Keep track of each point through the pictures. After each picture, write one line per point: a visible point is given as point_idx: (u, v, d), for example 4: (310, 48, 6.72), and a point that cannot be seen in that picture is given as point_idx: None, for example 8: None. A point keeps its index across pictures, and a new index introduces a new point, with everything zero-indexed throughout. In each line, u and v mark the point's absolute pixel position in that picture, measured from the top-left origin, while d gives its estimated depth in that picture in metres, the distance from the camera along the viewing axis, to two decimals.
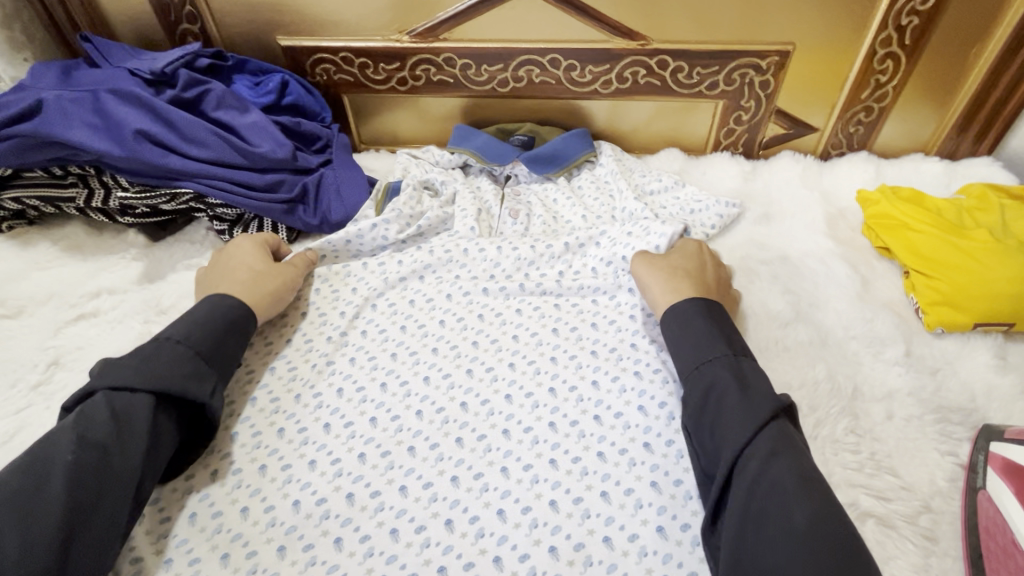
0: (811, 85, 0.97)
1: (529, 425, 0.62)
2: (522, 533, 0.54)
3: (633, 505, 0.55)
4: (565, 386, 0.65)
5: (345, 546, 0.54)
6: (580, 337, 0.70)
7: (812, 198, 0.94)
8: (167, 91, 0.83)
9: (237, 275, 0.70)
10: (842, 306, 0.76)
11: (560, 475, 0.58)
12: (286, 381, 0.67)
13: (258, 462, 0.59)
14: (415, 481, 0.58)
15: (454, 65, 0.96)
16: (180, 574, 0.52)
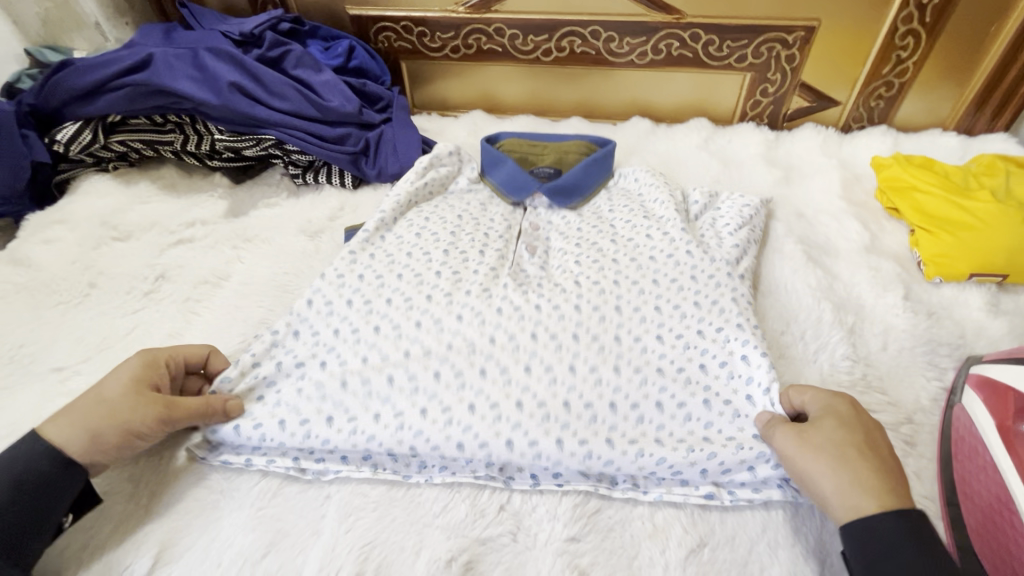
0: (834, 60, 1.04)
1: (555, 333, 0.68)
2: (535, 423, 0.61)
3: (637, 381, 0.65)
4: (589, 306, 0.71)
5: (381, 419, 0.62)
6: (602, 266, 0.76)
7: (831, 164, 1.01)
8: (255, 50, 0.95)
9: (92, 411, 0.55)
10: (850, 257, 0.84)
11: (576, 380, 0.64)
12: (336, 287, 0.72)
13: (318, 357, 0.67)
14: (448, 368, 0.65)
15: (503, 35, 1.06)
16: (248, 432, 0.61)
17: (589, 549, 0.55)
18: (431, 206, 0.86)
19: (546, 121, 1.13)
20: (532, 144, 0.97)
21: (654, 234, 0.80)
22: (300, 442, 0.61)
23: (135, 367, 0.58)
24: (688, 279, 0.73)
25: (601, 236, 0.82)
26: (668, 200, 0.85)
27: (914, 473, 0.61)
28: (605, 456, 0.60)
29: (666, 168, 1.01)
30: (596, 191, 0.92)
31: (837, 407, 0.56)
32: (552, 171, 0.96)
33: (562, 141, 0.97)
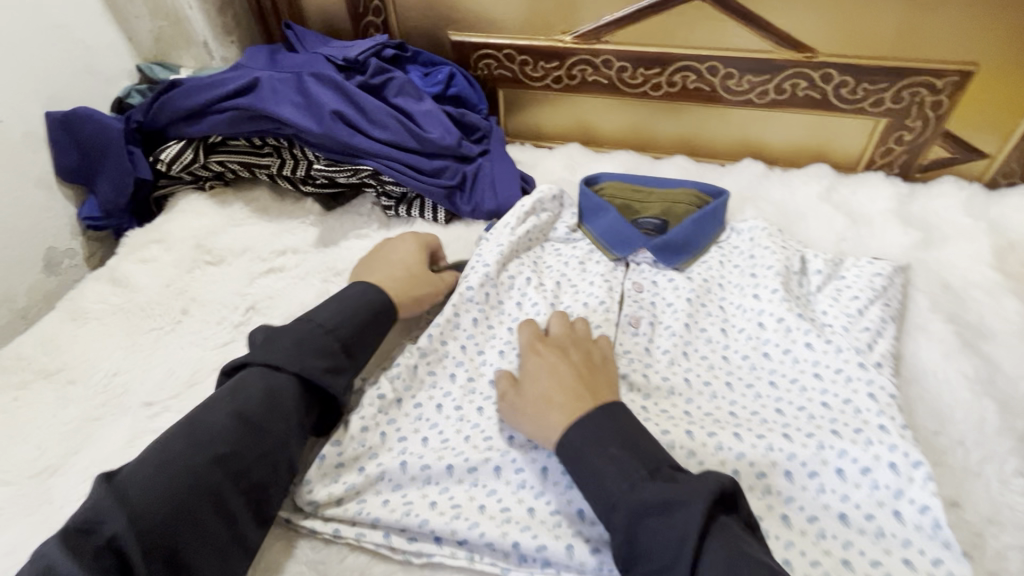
0: (989, 109, 0.91)
1: (666, 431, 0.62)
2: None
3: (760, 493, 0.57)
4: (699, 410, 0.65)
5: (486, 510, 0.58)
6: (713, 362, 0.71)
7: (978, 227, 0.89)
8: (358, 77, 0.92)
9: (396, 270, 0.74)
10: (1013, 344, 0.72)
11: None
12: (440, 355, 0.71)
13: (421, 433, 0.65)
14: (556, 464, 0.60)
15: (611, 67, 1.00)
16: (348, 508, 0.59)
17: None
18: (532, 262, 0.82)
19: (647, 158, 1.06)
20: (635, 190, 0.90)
21: (765, 321, 0.73)
22: (398, 520, 0.57)
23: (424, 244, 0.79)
24: (815, 379, 0.66)
25: (713, 315, 0.77)
26: (787, 268, 0.78)
27: None
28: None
29: (783, 221, 0.92)
30: (706, 249, 0.85)
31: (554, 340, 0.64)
32: (659, 222, 0.89)
33: (671, 188, 0.89)
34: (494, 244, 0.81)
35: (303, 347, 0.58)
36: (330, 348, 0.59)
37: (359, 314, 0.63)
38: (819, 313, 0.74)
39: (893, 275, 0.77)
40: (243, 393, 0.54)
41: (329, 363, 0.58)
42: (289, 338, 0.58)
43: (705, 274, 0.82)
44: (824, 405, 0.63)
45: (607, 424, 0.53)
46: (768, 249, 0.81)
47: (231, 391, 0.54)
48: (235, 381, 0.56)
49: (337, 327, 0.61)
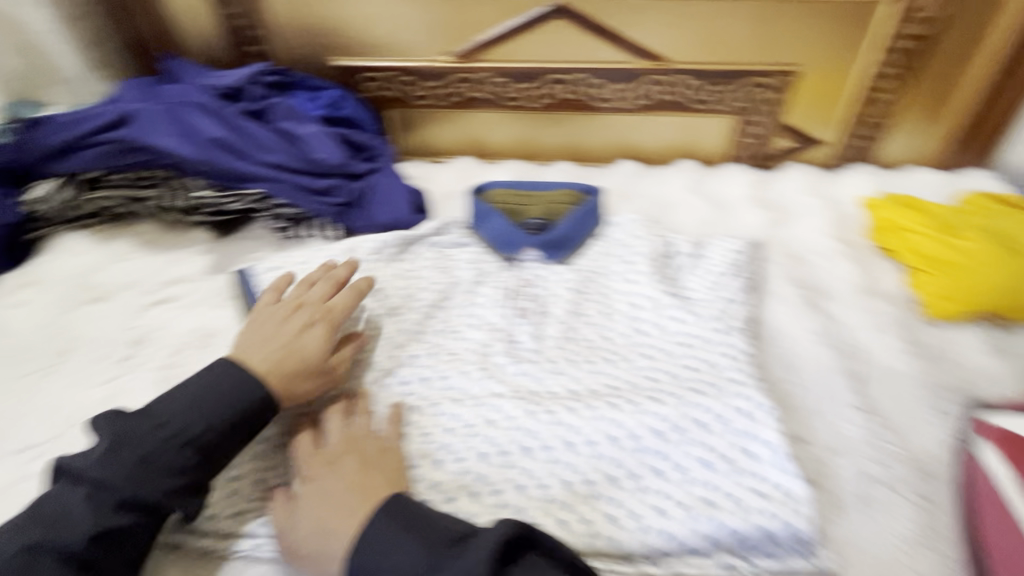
0: (816, 101, 1.05)
1: (553, 410, 0.67)
2: (535, 505, 0.60)
3: (637, 452, 0.63)
4: (585, 388, 0.71)
5: None
6: (597, 343, 0.77)
7: (819, 203, 1.01)
8: (239, 105, 0.94)
9: (271, 342, 0.64)
10: (847, 299, 0.83)
11: (577, 459, 0.63)
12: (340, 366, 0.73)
13: None
14: (450, 455, 0.65)
15: (489, 83, 1.06)
16: (248, 520, 0.60)
17: None
18: (425, 272, 0.88)
19: (535, 165, 1.13)
20: (518, 195, 0.96)
21: (641, 303, 0.81)
22: None
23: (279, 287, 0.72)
24: (685, 349, 0.73)
25: (597, 299, 0.83)
26: (656, 254, 0.87)
27: (935, 531, 0.58)
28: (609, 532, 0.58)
29: (656, 212, 1.00)
30: (586, 243, 0.92)
31: (339, 445, 0.60)
32: (541, 222, 0.95)
33: (551, 190, 0.97)
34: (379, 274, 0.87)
35: (154, 462, 0.53)
36: (179, 464, 0.53)
37: (227, 409, 0.57)
38: (687, 289, 0.82)
39: (746, 250, 0.87)
40: (59, 511, 0.50)
41: (173, 479, 0.53)
42: (174, 407, 0.56)
43: (587, 265, 0.88)
44: (692, 369, 0.70)
45: (393, 523, 0.48)
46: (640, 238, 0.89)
47: (51, 507, 0.50)
48: (59, 493, 0.51)
49: (186, 433, 0.55)
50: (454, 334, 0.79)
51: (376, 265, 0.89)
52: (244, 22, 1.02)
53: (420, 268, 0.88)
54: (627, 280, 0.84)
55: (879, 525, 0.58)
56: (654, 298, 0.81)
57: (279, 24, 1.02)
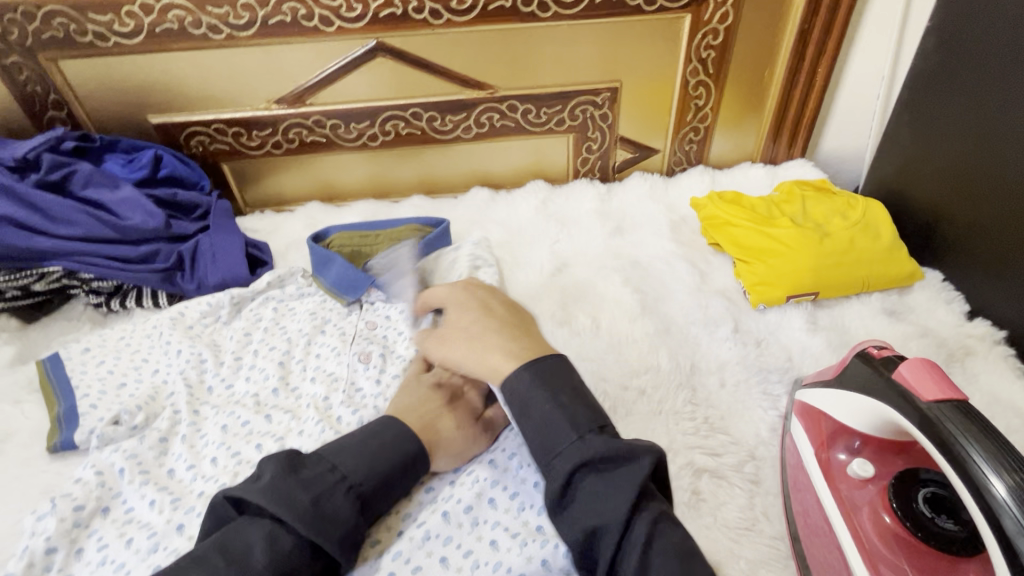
0: (645, 113, 1.11)
1: None
2: (368, 565, 0.57)
3: (471, 483, 0.62)
4: None
5: None
6: None
7: (658, 209, 1.06)
8: (32, 176, 0.85)
9: (447, 401, 0.67)
10: (682, 298, 0.87)
11: (411, 505, 0.61)
12: (157, 455, 0.67)
13: (127, 535, 0.59)
14: None
15: (324, 126, 1.04)
16: None
17: None
18: (260, 331, 0.83)
19: (387, 203, 1.11)
20: (361, 237, 0.94)
21: None
22: None
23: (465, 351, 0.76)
24: None
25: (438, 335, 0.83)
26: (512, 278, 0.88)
27: (761, 513, 0.60)
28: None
29: (506, 237, 1.01)
30: (433, 277, 0.90)
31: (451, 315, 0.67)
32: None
33: (394, 228, 0.95)
34: (210, 340, 0.82)
35: (326, 505, 0.52)
36: (347, 510, 0.53)
37: (388, 462, 0.58)
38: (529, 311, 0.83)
39: None
40: (242, 549, 0.49)
41: (342, 529, 0.52)
42: (379, 446, 0.58)
43: None
44: None
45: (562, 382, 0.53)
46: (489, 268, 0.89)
47: (226, 546, 0.49)
48: (234, 530, 0.51)
49: (359, 484, 0.55)
50: (290, 391, 0.75)
51: (207, 328, 0.83)
52: (37, 87, 0.94)
53: (256, 328, 0.84)
54: None
55: (710, 519, 0.59)
56: None
57: (80, 86, 0.95)
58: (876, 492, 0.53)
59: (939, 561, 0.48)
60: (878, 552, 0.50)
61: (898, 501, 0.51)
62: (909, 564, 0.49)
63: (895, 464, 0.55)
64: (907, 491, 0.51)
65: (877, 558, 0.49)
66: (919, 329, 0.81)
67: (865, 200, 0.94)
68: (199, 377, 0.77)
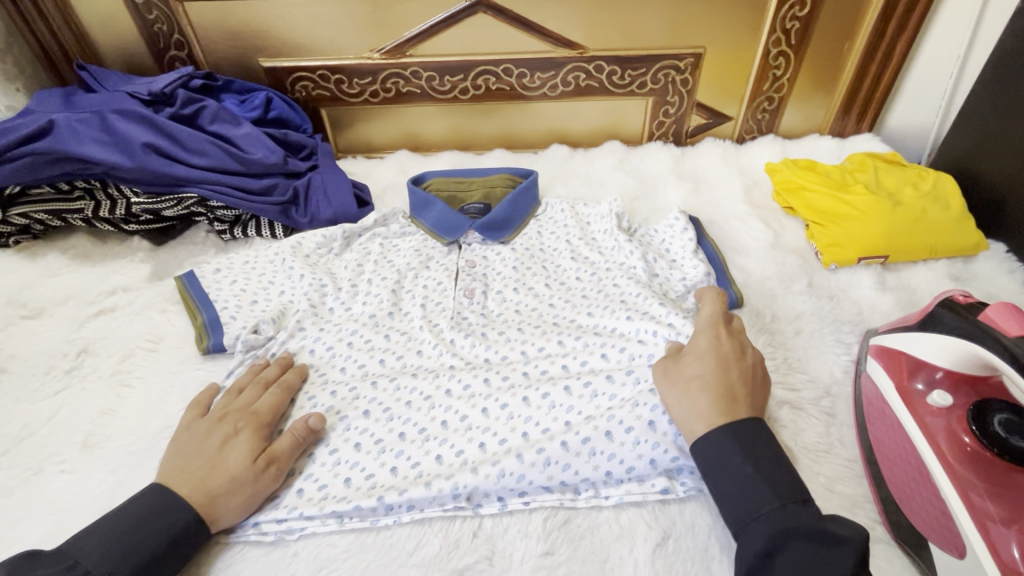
0: (724, 80, 1.15)
1: (506, 375, 0.73)
2: (497, 458, 0.65)
3: (590, 396, 0.68)
4: (534, 348, 0.77)
5: (352, 483, 0.65)
6: (539, 313, 0.83)
7: (731, 173, 1.11)
8: (167, 109, 0.93)
9: (201, 455, 0.62)
10: (759, 255, 0.93)
11: (533, 409, 0.68)
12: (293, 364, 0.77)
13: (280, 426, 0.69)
14: (412, 426, 0.70)
15: (420, 77, 1.10)
16: None
17: (562, 560, 0.59)
18: (370, 263, 0.91)
19: (470, 155, 1.18)
20: (457, 182, 1.01)
21: (580, 277, 0.88)
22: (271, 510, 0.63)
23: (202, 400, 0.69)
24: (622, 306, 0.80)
25: (536, 270, 0.91)
26: (608, 229, 0.94)
27: (837, 439, 0.68)
28: (563, 472, 0.63)
29: (586, 191, 1.08)
30: (524, 223, 0.98)
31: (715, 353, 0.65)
32: (482, 207, 1.01)
33: (487, 176, 1.01)
34: (326, 268, 0.90)
35: None
36: None
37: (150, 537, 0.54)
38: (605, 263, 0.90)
39: (684, 217, 0.94)
40: None
41: None
42: (138, 522, 0.55)
43: (526, 243, 0.95)
44: (631, 324, 0.77)
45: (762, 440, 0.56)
46: (608, 232, 0.94)
47: None
48: None
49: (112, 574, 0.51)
50: (403, 315, 0.84)
51: (322, 258, 0.92)
52: (163, 26, 1.01)
53: (367, 261, 0.92)
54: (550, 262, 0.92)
55: (793, 441, 0.67)
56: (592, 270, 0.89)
57: (200, 27, 1.02)
58: (954, 419, 0.60)
59: (1007, 476, 0.56)
60: (964, 474, 0.56)
61: (974, 425, 0.58)
62: (980, 476, 0.56)
63: (968, 396, 0.62)
64: (982, 418, 0.58)
65: (954, 472, 0.56)
66: (982, 295, 0.87)
67: (935, 173, 0.99)
68: (320, 300, 0.85)
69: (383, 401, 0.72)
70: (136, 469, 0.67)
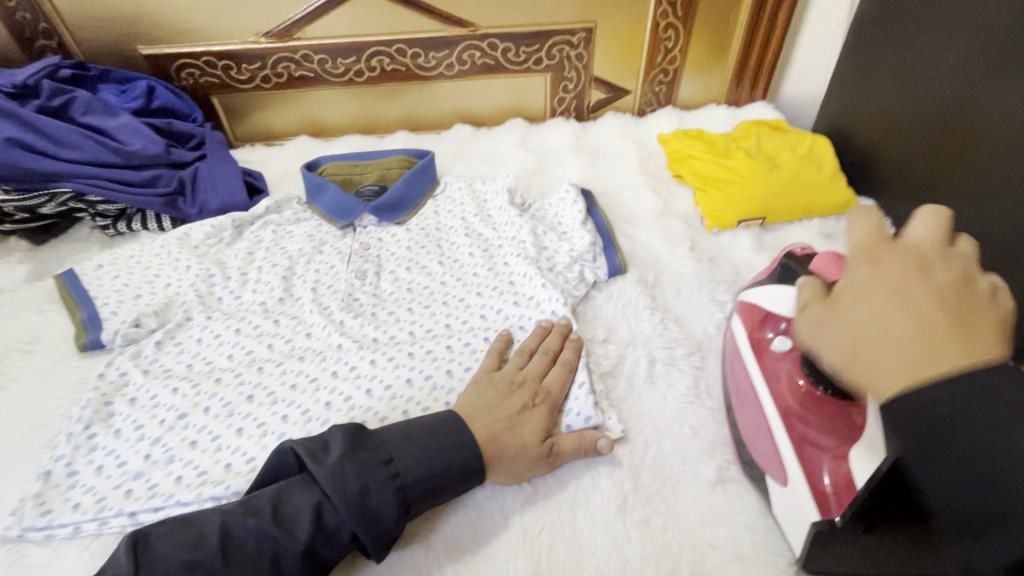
0: (618, 54, 1.18)
1: (392, 354, 0.74)
2: None
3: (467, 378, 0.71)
4: (422, 329, 0.79)
5: (233, 468, 0.63)
6: (431, 292, 0.85)
7: (628, 145, 1.14)
8: (33, 102, 0.90)
9: (498, 414, 0.62)
10: (647, 222, 0.97)
11: (414, 391, 0.70)
12: (175, 354, 0.76)
13: (158, 417, 0.68)
14: (295, 409, 0.68)
15: (312, 61, 1.08)
16: (86, 509, 0.60)
17: (435, 522, 0.60)
18: (262, 251, 0.90)
19: (373, 138, 1.17)
20: (352, 166, 1.01)
21: (473, 252, 0.90)
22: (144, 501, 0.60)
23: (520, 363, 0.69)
24: (508, 288, 0.83)
25: (430, 248, 0.92)
26: (501, 207, 0.96)
27: (703, 391, 0.72)
28: None
29: (486, 168, 1.09)
30: (421, 203, 0.98)
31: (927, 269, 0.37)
32: (376, 188, 1.00)
33: (382, 157, 1.02)
34: (218, 256, 0.89)
35: None
36: None
37: None
38: (497, 239, 0.92)
39: (575, 189, 0.96)
40: None
41: None
42: None
43: (422, 223, 0.96)
44: (514, 304, 0.80)
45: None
46: (501, 208, 0.96)
47: None
48: None
49: None
50: (295, 300, 0.84)
51: (212, 248, 0.90)
52: (26, 15, 0.96)
53: (259, 249, 0.91)
54: (444, 240, 0.93)
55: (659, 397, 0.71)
56: (486, 247, 0.91)
57: (68, 14, 0.98)
58: (794, 362, 0.63)
59: (838, 409, 0.57)
60: (795, 412, 0.59)
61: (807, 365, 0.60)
62: (814, 413, 0.59)
63: None
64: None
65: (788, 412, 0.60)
66: None
67: (813, 137, 1.05)
68: (209, 291, 0.84)
69: (267, 384, 0.72)
70: (6, 470, 0.65)
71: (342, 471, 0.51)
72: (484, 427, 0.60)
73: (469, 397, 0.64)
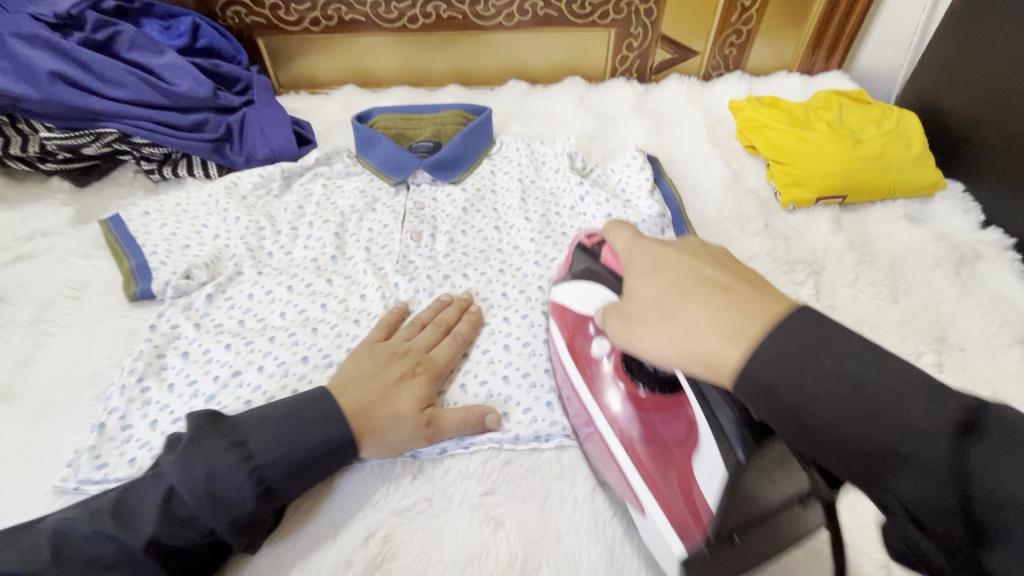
0: (689, 11, 1.09)
1: None
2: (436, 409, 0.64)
3: (528, 353, 0.69)
4: (479, 297, 0.75)
5: None
6: (488, 256, 0.81)
7: (695, 111, 1.07)
8: (77, 34, 0.85)
9: (366, 384, 0.59)
10: (717, 195, 0.91)
11: (470, 363, 0.68)
12: (226, 310, 0.73)
13: (211, 373, 0.65)
14: None
15: (364, 4, 1.01)
16: (143, 465, 0.58)
17: (501, 500, 0.58)
18: (312, 205, 0.86)
19: (423, 91, 1.11)
20: (405, 119, 0.95)
21: (532, 218, 0.85)
22: None
23: (395, 341, 0.65)
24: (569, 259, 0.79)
25: (485, 212, 0.87)
26: (563, 169, 0.90)
27: None
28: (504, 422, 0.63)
29: (544, 130, 1.03)
30: (476, 162, 0.93)
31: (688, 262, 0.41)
32: (431, 144, 0.95)
33: (437, 112, 0.96)
34: (266, 208, 0.85)
35: None
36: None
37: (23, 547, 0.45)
38: (557, 207, 0.87)
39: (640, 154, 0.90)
40: None
41: None
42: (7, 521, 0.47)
43: (477, 183, 0.91)
44: None
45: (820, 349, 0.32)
46: (559, 171, 0.91)
47: None
48: None
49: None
50: (347, 259, 0.80)
51: (260, 200, 0.86)
52: None
53: (308, 204, 0.87)
54: (498, 202, 0.89)
55: None
56: (544, 213, 0.86)
57: None
58: (616, 355, 0.56)
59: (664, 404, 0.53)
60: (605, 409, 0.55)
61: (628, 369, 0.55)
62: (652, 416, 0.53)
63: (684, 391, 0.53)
64: None
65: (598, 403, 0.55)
66: (936, 234, 0.85)
67: (900, 111, 0.97)
68: (259, 245, 0.81)
69: (323, 346, 0.68)
70: (59, 418, 0.64)
71: (192, 468, 0.48)
72: (349, 396, 0.57)
73: (344, 368, 0.61)
